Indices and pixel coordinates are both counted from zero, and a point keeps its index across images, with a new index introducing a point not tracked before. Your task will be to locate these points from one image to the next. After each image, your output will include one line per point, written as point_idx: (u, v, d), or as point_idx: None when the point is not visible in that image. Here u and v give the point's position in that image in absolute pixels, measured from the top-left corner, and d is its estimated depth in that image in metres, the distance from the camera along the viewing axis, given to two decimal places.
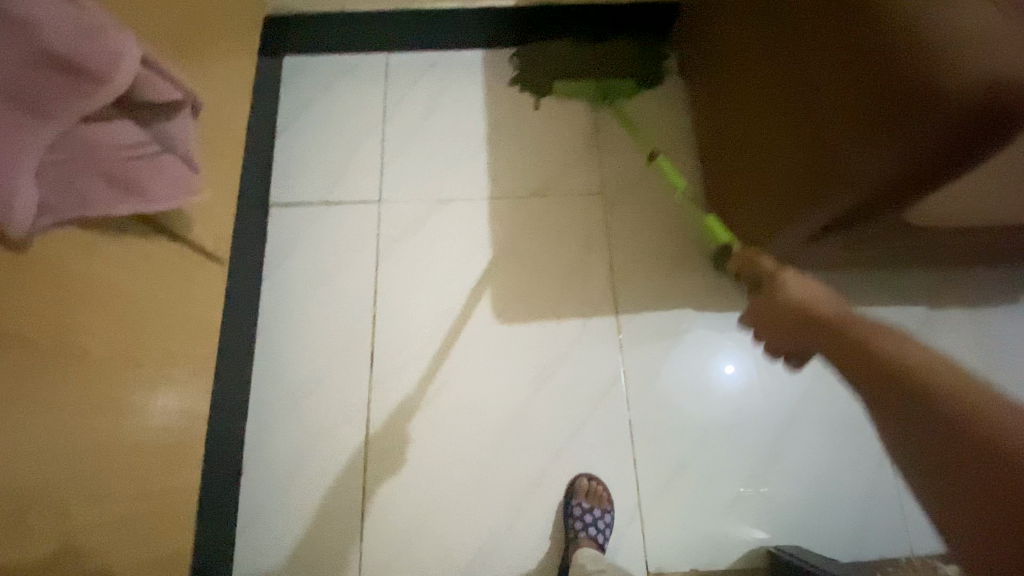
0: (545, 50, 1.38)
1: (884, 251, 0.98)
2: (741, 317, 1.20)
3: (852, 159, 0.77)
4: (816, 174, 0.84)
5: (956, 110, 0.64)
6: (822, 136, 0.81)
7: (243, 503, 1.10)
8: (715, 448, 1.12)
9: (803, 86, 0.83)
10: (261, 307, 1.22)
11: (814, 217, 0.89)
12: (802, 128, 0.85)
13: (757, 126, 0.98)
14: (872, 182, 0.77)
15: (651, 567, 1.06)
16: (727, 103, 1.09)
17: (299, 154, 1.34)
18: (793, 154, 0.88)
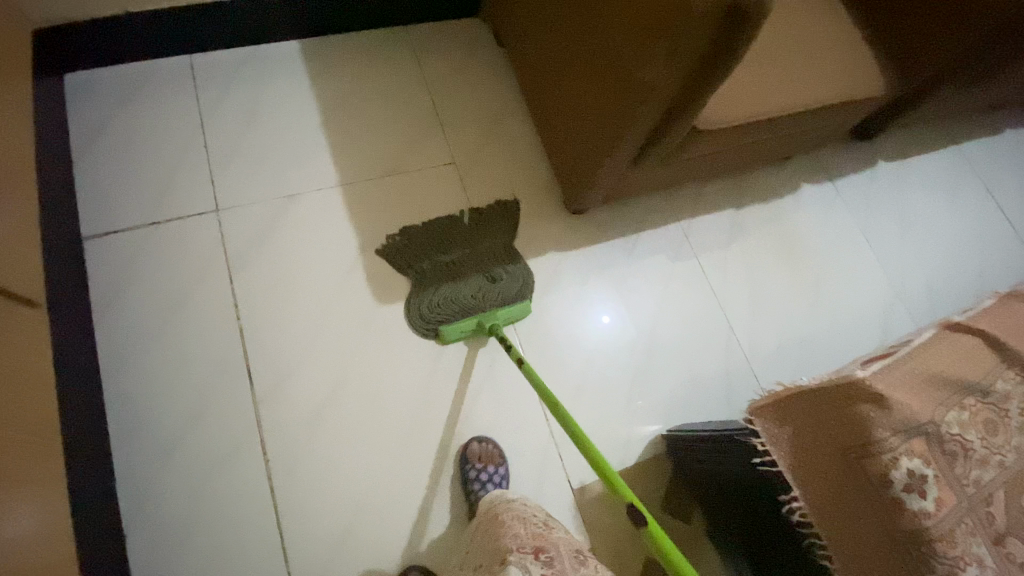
0: (420, 259, 1.24)
1: (689, 162, 1.16)
2: (599, 250, 1.34)
3: (646, 73, 0.90)
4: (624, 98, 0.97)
5: (709, 12, 0.78)
6: (622, 60, 0.93)
7: (133, 570, 0.96)
8: (604, 367, 1.25)
9: (600, 22, 0.96)
10: (102, 353, 1.06)
11: (629, 137, 1.02)
12: (606, 59, 0.97)
13: (570, 72, 1.10)
14: (665, 90, 0.91)
15: (575, 485, 1.15)
16: (541, 58, 1.20)
17: (107, 178, 1.18)
18: (604, 85, 1.01)
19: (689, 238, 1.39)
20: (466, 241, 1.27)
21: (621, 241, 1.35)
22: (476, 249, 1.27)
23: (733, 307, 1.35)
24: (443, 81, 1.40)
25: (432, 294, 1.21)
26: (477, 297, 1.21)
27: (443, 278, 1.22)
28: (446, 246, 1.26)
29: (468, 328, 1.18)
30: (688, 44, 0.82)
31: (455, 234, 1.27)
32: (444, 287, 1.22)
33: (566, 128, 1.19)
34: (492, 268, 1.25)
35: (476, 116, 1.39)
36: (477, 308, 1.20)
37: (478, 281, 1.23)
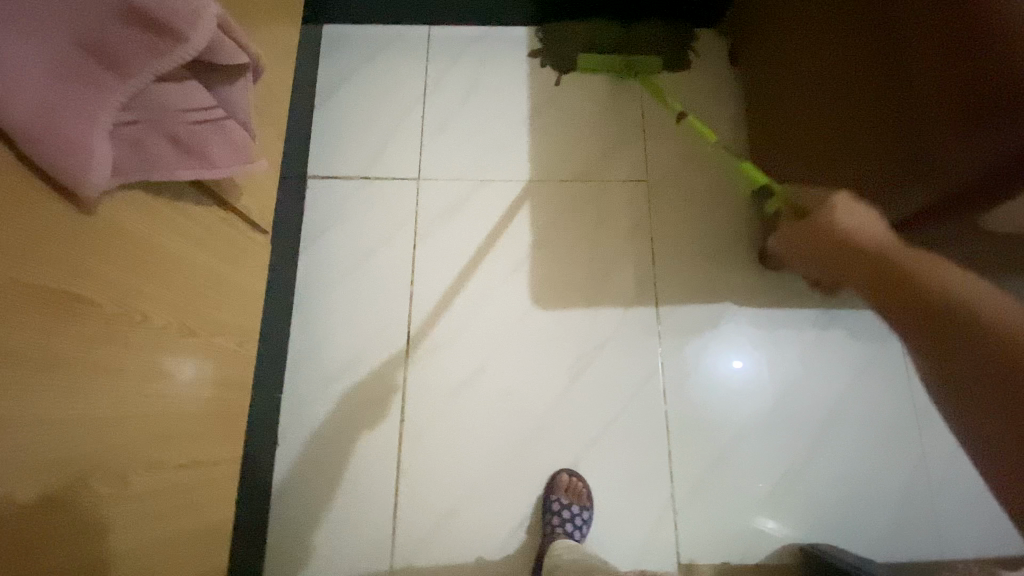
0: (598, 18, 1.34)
1: (954, 247, 0.95)
2: (783, 315, 1.18)
3: (937, 159, 0.74)
4: (895, 169, 0.82)
5: None
6: (904, 136, 0.78)
7: (277, 477, 1.10)
8: (752, 445, 1.12)
9: (883, 82, 0.79)
10: (298, 282, 1.20)
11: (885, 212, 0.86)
12: (881, 125, 0.82)
13: (826, 118, 0.94)
14: (956, 183, 0.74)
15: (683, 558, 1.06)
16: (788, 93, 1.05)
17: (337, 127, 1.31)
18: (867, 151, 0.86)
19: (899, 332, 1.17)
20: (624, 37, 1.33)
21: (812, 313, 1.18)
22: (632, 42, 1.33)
23: (933, 428, 1.12)
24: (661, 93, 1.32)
25: (584, 38, 1.34)
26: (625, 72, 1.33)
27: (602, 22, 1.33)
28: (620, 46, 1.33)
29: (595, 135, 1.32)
30: (1015, 144, 0.65)
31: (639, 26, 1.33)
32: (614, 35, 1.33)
33: (796, 176, 1.05)
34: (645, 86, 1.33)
35: (686, 137, 1.29)
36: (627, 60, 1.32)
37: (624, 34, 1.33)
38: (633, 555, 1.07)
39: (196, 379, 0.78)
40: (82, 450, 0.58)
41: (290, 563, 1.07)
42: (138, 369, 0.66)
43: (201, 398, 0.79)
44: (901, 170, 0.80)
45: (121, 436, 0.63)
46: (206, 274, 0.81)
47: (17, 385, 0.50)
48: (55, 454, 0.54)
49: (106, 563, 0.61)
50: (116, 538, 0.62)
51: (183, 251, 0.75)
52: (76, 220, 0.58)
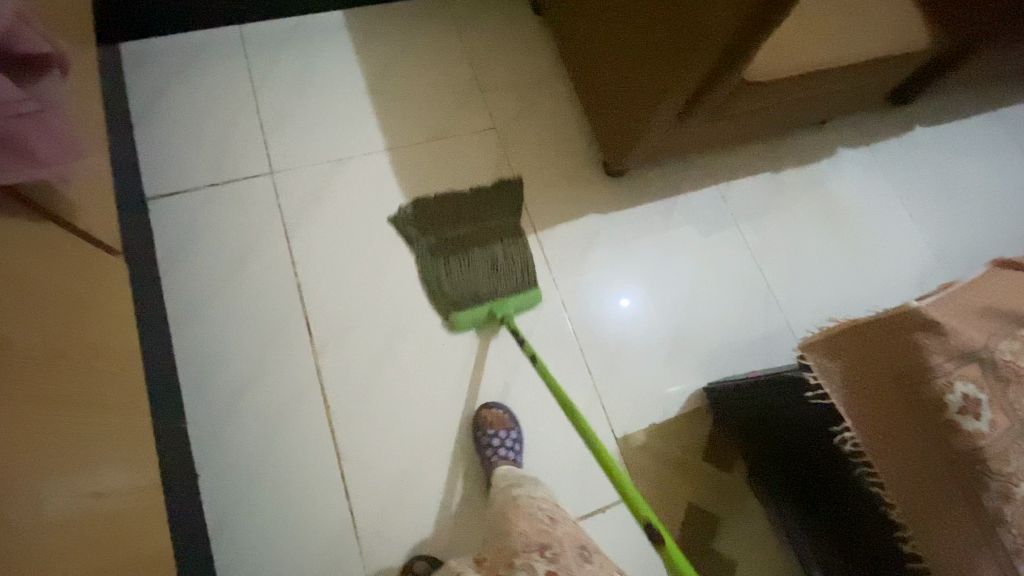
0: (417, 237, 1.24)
1: (733, 118, 1.20)
2: (638, 211, 1.37)
3: (707, 22, 0.91)
4: (678, 57, 1.00)
5: None
6: (684, 9, 0.94)
7: (208, 509, 1.02)
8: (646, 324, 1.28)
9: None
10: (170, 307, 1.11)
11: (677, 95, 1.05)
12: (666, 8, 0.98)
13: (622, 32, 1.12)
14: (719, 44, 0.92)
15: (620, 434, 1.19)
16: (591, 15, 1.22)
17: (167, 142, 1.23)
18: (660, 35, 1.02)
19: (726, 200, 1.41)
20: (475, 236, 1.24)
21: (659, 204, 1.38)
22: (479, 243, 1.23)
23: (771, 267, 1.37)
24: (483, 50, 1.44)
25: (432, 262, 1.21)
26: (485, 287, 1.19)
27: (433, 276, 1.20)
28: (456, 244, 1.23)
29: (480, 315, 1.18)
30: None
31: (455, 242, 1.23)
32: (453, 272, 1.20)
33: (612, 84, 1.22)
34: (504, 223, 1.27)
35: (516, 84, 1.43)
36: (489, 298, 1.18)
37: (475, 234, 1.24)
38: (578, 448, 1.17)
39: (84, 402, 0.71)
40: None
41: None
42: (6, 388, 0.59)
43: (95, 421, 0.72)
44: (687, 41, 0.97)
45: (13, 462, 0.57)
46: (59, 292, 0.73)
47: None
48: None
49: None
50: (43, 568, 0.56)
51: (23, 266, 0.68)
52: None
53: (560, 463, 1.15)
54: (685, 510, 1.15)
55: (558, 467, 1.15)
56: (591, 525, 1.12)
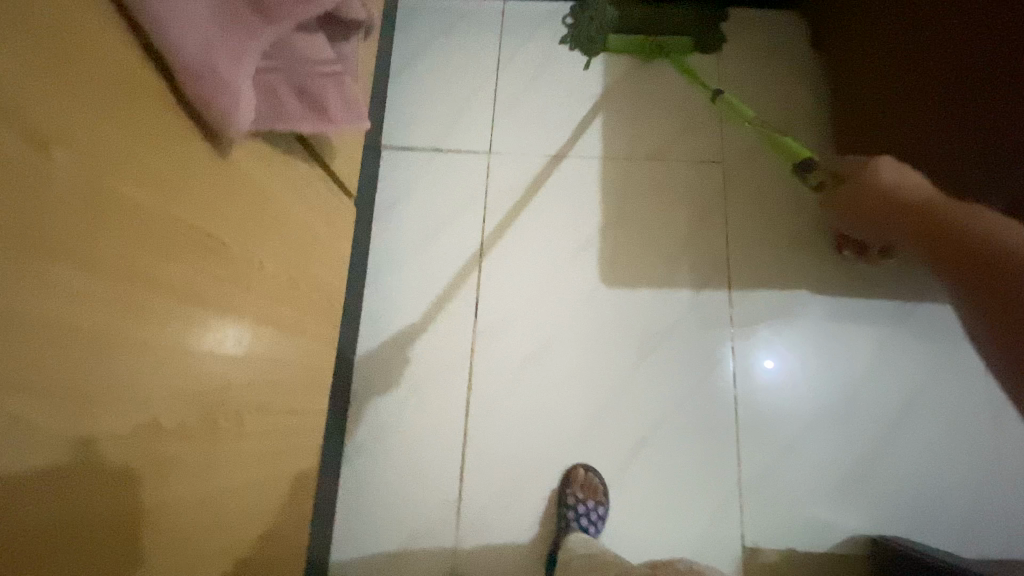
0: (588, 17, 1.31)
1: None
2: (859, 305, 1.16)
3: None
4: (997, 162, 0.80)
5: None
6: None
7: (347, 438, 1.13)
8: (822, 434, 1.10)
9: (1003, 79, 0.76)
10: (370, 250, 1.22)
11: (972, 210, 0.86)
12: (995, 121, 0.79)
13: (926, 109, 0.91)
14: None
15: (748, 541, 1.06)
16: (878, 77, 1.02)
17: (409, 99, 1.32)
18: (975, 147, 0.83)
19: None
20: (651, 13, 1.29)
21: (889, 304, 1.15)
22: (661, 12, 1.30)
23: (1014, 429, 1.08)
24: (736, 76, 1.30)
25: (612, 12, 1.30)
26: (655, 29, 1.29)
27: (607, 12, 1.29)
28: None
29: (635, 46, 1.29)
30: None
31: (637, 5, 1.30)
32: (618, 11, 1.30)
33: (882, 164, 1.03)
34: (674, 10, 1.30)
35: (763, 122, 1.27)
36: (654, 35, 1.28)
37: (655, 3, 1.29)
38: (696, 535, 1.06)
39: (294, 330, 0.80)
40: (208, 385, 0.60)
41: (359, 519, 1.09)
42: (254, 311, 0.68)
43: (298, 348, 0.81)
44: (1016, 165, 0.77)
45: (238, 376, 0.66)
46: (307, 230, 0.83)
47: (163, 312, 0.53)
48: (187, 385, 0.56)
49: (222, 495, 0.63)
50: (231, 472, 0.65)
51: (292, 203, 0.78)
52: (213, 157, 0.59)
53: (670, 540, 1.06)
54: None
55: (667, 545, 1.06)
56: None
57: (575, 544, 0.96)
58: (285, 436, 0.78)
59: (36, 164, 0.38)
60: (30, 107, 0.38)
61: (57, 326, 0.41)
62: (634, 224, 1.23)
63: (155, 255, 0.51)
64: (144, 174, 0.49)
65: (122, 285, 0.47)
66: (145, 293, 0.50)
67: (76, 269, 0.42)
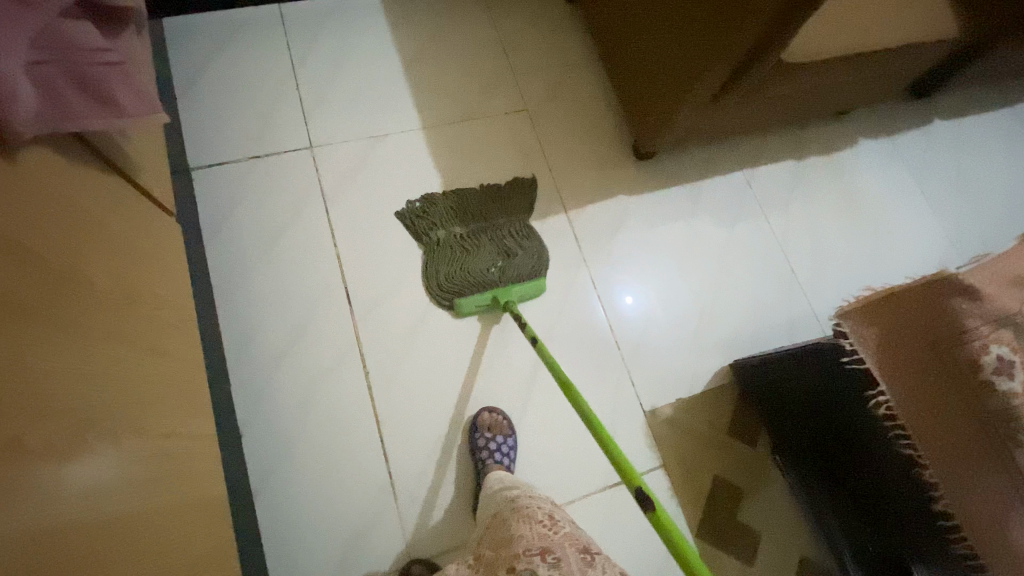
0: (429, 232, 1.25)
1: (768, 96, 1.21)
2: (665, 194, 1.40)
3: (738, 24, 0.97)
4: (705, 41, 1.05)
5: None
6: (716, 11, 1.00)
7: (252, 467, 1.05)
8: (672, 302, 1.31)
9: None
10: (213, 274, 1.15)
11: (703, 85, 1.11)
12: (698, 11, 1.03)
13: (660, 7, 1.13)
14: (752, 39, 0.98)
15: (648, 408, 1.22)
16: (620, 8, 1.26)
17: (207, 115, 1.26)
18: (692, 35, 1.07)
19: (750, 185, 1.44)
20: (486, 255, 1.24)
21: (686, 187, 1.41)
22: (500, 262, 1.24)
23: (793, 251, 1.40)
24: (514, 35, 1.47)
25: (446, 277, 1.21)
26: (490, 274, 1.22)
27: (457, 246, 1.24)
28: (458, 244, 1.25)
29: (484, 300, 1.19)
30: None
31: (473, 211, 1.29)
32: (463, 244, 1.25)
33: (641, 75, 1.27)
34: (505, 219, 1.30)
35: (547, 67, 1.46)
36: (493, 281, 1.22)
37: (496, 252, 1.25)
38: (607, 421, 1.19)
39: (152, 347, 0.74)
40: (72, 399, 0.55)
41: (294, 540, 1.03)
42: (97, 324, 0.63)
43: (163, 366, 0.75)
44: (716, 38, 1.02)
45: (104, 392, 0.60)
46: (135, 242, 0.77)
47: None
48: (47, 400, 0.51)
49: (130, 516, 0.58)
50: (129, 494, 0.59)
51: (106, 212, 0.72)
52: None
53: (588, 434, 1.18)
54: (711, 483, 1.18)
55: (586, 439, 1.17)
56: (620, 494, 1.15)
57: (492, 481, 1.01)
58: (177, 455, 0.72)
59: None
60: None
61: None
62: (470, 179, 1.33)
63: None
64: None
65: None
66: None
67: None
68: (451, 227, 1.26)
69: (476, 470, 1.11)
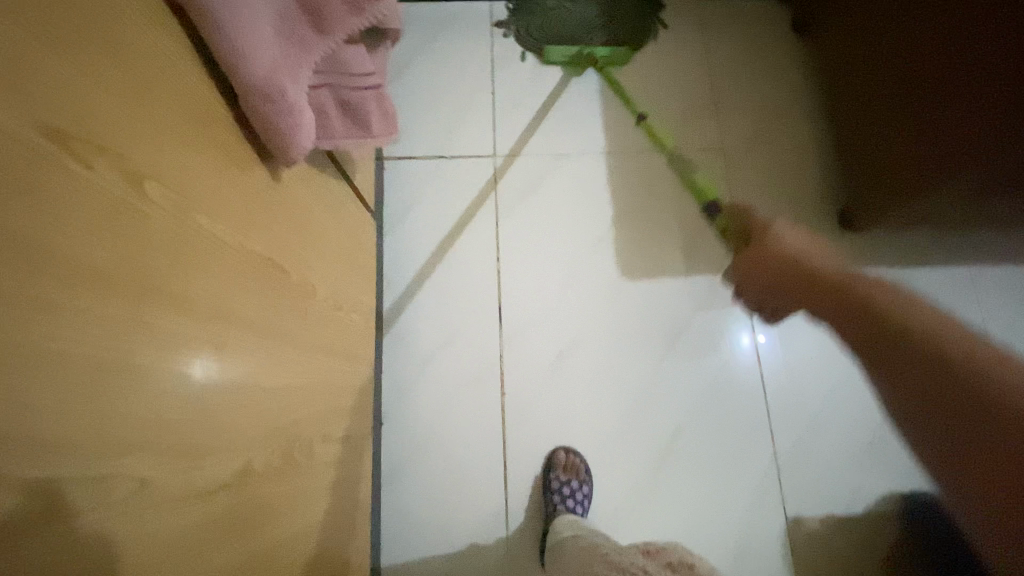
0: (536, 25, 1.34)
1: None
2: (862, 276, 1.21)
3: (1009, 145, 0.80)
4: (957, 149, 0.89)
5: None
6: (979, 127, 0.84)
7: (382, 456, 1.11)
8: (847, 401, 1.15)
9: (952, 90, 0.87)
10: (384, 265, 1.21)
11: (948, 190, 0.94)
12: (955, 118, 0.88)
13: (905, 88, 0.97)
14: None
15: (791, 513, 1.09)
16: (857, 75, 1.11)
17: (406, 106, 1.29)
18: (941, 137, 0.91)
19: (979, 287, 1.20)
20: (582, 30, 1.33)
21: (891, 272, 1.21)
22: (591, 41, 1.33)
23: None
24: (725, 65, 1.34)
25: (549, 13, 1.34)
26: (580, 33, 1.33)
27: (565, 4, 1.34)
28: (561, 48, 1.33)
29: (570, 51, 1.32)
30: None
31: None
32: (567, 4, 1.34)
33: (866, 148, 1.11)
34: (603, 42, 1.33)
35: (756, 107, 1.31)
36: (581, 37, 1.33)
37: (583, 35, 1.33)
38: (741, 516, 1.09)
39: (341, 354, 0.77)
40: (287, 422, 0.57)
41: (408, 538, 1.07)
42: (312, 339, 0.66)
43: (347, 372, 0.79)
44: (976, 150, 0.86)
45: (305, 409, 0.62)
46: (345, 251, 0.80)
47: (246, 350, 0.50)
48: (268, 425, 0.53)
49: (303, 533, 0.60)
50: (310, 508, 0.63)
51: (332, 223, 0.75)
52: (271, 187, 0.57)
53: (716, 521, 1.08)
54: None
55: (711, 529, 1.08)
56: None
57: (562, 526, 0.98)
58: (345, 463, 0.76)
59: (128, 200, 0.35)
60: (116, 140, 0.35)
61: (156, 377, 0.37)
62: (648, 218, 1.25)
63: (237, 291, 0.48)
64: (219, 209, 0.47)
65: (211, 325, 0.44)
66: (228, 330, 0.47)
67: (172, 317, 0.39)
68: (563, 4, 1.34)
69: (545, 510, 1.07)
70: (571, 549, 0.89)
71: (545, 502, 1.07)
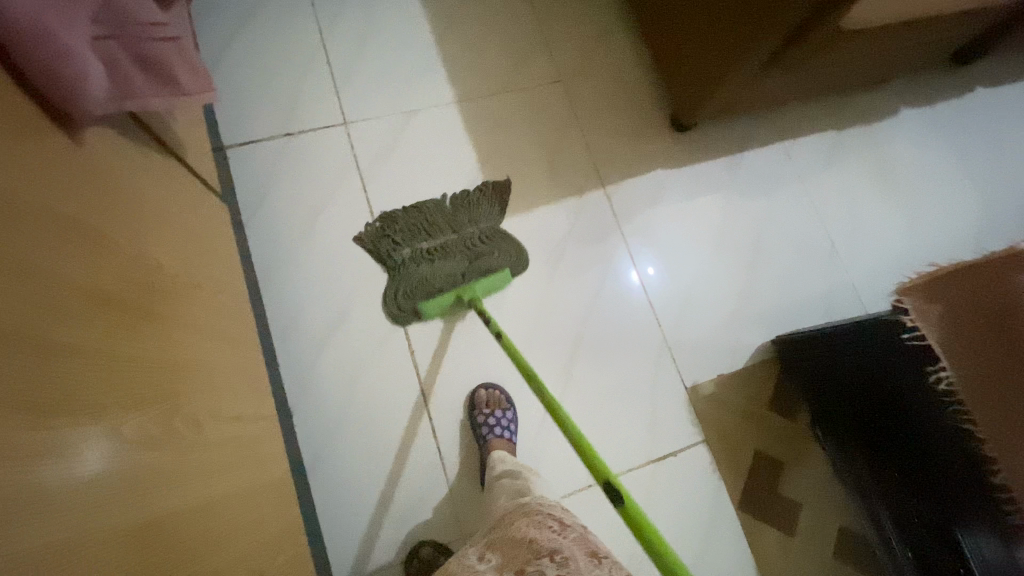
0: (391, 252, 1.19)
1: (809, 66, 1.15)
2: (700, 169, 1.37)
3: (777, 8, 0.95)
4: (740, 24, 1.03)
5: None
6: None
7: (300, 446, 1.07)
8: (712, 278, 1.30)
9: None
10: (254, 256, 1.15)
11: (744, 65, 1.09)
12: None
13: None
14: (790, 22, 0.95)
15: (689, 384, 1.22)
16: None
17: (237, 90, 1.22)
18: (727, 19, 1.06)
19: (790, 157, 1.41)
20: (449, 263, 1.19)
21: (722, 161, 1.38)
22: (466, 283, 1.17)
23: (833, 224, 1.38)
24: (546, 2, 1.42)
25: (407, 266, 1.18)
26: (450, 279, 1.18)
27: (422, 258, 1.19)
28: (427, 287, 1.17)
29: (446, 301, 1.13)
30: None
31: (436, 218, 1.22)
32: (423, 252, 1.20)
33: (677, 50, 1.25)
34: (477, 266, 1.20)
35: (581, 36, 1.41)
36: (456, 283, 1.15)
37: (461, 258, 1.20)
38: (649, 399, 1.20)
39: (213, 331, 0.73)
40: (161, 391, 0.55)
41: (347, 516, 1.05)
42: (173, 313, 0.62)
43: (229, 351, 0.75)
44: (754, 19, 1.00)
45: (179, 380, 0.59)
46: (194, 228, 0.76)
47: (86, 314, 0.47)
48: (136, 390, 0.50)
49: (210, 502, 0.58)
50: (214, 478, 0.60)
51: (169, 198, 0.70)
52: (75, 150, 0.53)
53: (630, 410, 1.19)
54: (754, 457, 1.20)
55: (627, 418, 1.18)
56: (662, 470, 1.16)
57: (496, 460, 1.01)
58: (247, 438, 0.73)
59: None
60: None
61: None
62: (510, 155, 1.30)
63: (55, 251, 0.45)
64: (8, 162, 0.43)
65: (29, 282, 0.41)
66: (54, 289, 0.43)
67: None
68: (419, 264, 1.19)
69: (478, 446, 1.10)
70: (499, 490, 0.94)
71: (476, 439, 1.10)
